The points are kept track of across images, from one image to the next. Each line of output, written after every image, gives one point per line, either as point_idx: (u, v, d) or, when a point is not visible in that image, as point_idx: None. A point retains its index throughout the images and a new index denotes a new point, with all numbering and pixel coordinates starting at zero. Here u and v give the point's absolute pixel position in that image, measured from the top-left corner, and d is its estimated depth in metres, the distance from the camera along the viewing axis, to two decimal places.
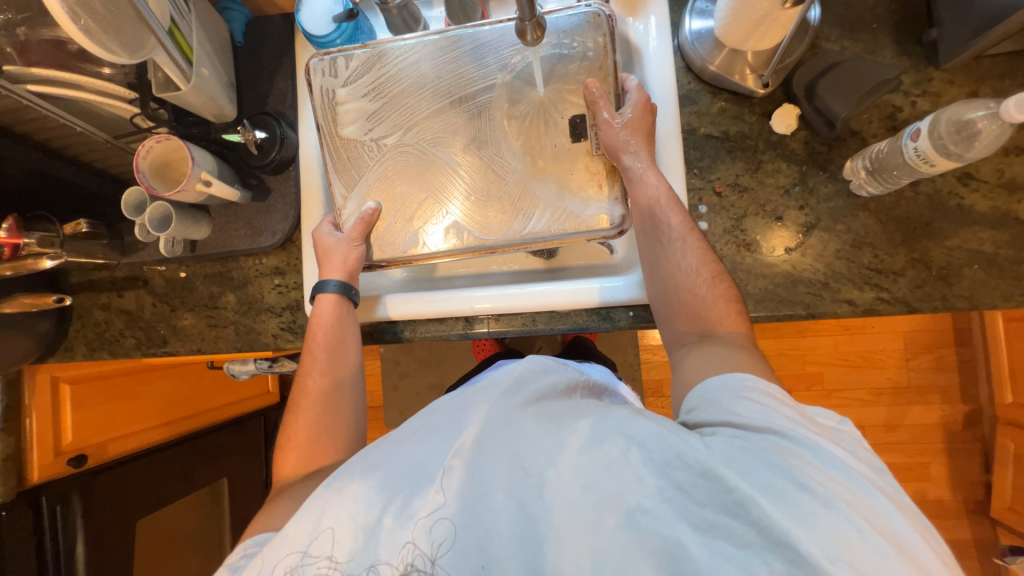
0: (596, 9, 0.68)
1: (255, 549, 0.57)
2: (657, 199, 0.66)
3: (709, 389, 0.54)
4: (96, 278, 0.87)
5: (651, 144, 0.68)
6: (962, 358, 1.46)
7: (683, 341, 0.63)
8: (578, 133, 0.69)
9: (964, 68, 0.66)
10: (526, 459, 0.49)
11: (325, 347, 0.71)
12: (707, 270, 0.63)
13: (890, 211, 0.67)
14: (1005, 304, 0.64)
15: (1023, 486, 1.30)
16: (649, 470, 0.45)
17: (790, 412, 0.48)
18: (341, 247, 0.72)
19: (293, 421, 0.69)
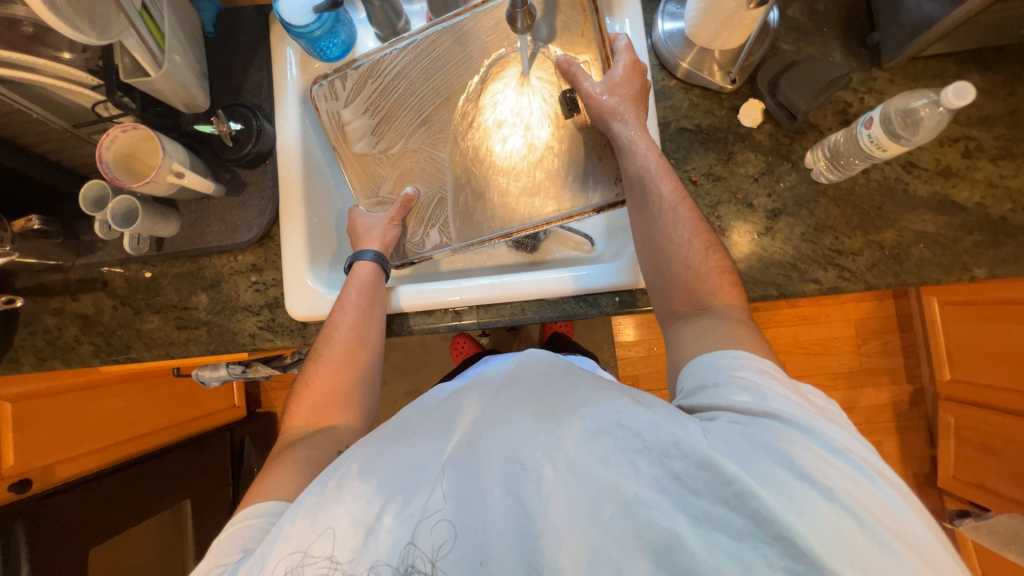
0: (576, 6, 0.71)
1: (260, 516, 0.56)
2: (646, 167, 0.65)
3: (704, 371, 0.54)
4: (47, 280, 0.80)
5: (639, 109, 0.67)
6: (906, 341, 1.59)
7: (676, 314, 0.63)
8: (571, 107, 0.71)
9: (903, 69, 0.74)
10: (523, 453, 0.48)
11: (356, 306, 0.70)
12: (701, 239, 0.63)
13: (845, 196, 0.73)
14: (947, 278, 0.71)
15: (964, 456, 1.42)
16: (637, 463, 0.46)
17: (786, 393, 0.49)
18: (380, 225, 0.74)
19: (314, 368, 0.68)
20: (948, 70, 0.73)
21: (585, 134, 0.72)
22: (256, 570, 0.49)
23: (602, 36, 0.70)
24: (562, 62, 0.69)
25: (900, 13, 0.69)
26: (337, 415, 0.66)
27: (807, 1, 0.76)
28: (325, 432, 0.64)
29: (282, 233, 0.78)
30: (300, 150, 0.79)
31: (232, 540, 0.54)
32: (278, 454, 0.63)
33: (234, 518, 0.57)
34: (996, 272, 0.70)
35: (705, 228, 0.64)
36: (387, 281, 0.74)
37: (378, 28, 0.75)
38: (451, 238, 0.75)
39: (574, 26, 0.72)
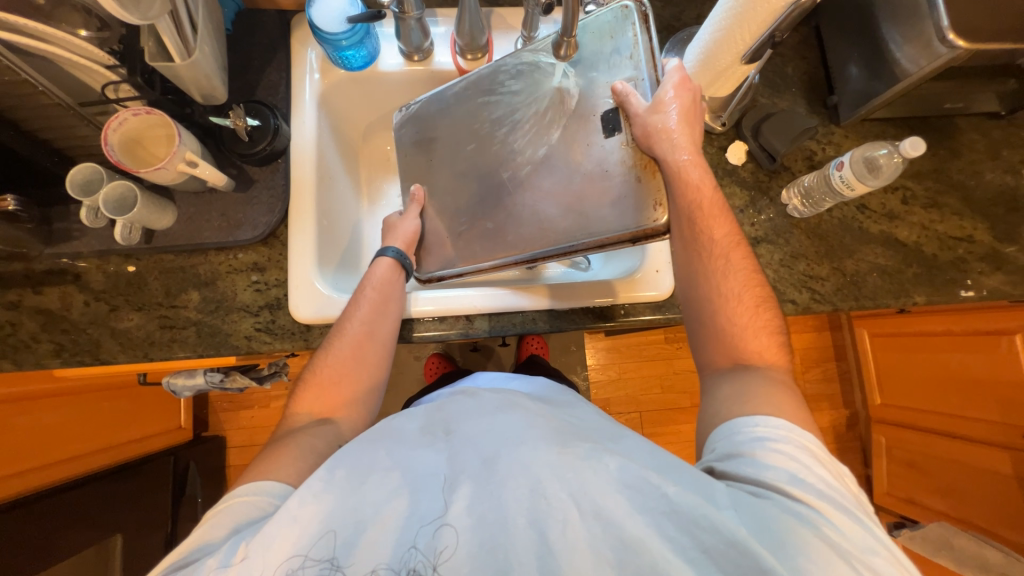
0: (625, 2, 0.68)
1: (263, 500, 0.55)
2: (699, 205, 0.66)
3: (740, 437, 0.57)
4: (5, 270, 0.72)
5: (688, 126, 0.65)
6: (841, 369, 1.77)
7: (715, 366, 0.68)
8: (612, 127, 0.67)
9: (854, 127, 0.88)
10: (548, 488, 0.51)
11: (371, 302, 0.72)
12: (751, 297, 0.67)
13: (814, 229, 0.84)
14: (895, 303, 0.83)
15: (895, 473, 1.58)
16: (661, 532, 0.49)
17: (824, 476, 0.52)
18: (404, 221, 0.80)
19: (321, 359, 0.69)
20: (887, 131, 0.88)
21: (625, 155, 0.67)
22: (255, 558, 0.48)
23: (651, 58, 0.67)
24: (616, 85, 0.67)
25: (852, 82, 0.83)
26: (341, 408, 0.67)
27: (778, 65, 0.89)
28: (330, 424, 0.66)
29: (290, 233, 0.76)
30: (314, 152, 0.79)
31: (229, 515, 0.54)
32: (278, 439, 0.64)
33: (230, 494, 0.56)
34: (931, 300, 0.83)
35: (756, 283, 0.68)
36: (404, 284, 0.78)
37: (407, 43, 0.78)
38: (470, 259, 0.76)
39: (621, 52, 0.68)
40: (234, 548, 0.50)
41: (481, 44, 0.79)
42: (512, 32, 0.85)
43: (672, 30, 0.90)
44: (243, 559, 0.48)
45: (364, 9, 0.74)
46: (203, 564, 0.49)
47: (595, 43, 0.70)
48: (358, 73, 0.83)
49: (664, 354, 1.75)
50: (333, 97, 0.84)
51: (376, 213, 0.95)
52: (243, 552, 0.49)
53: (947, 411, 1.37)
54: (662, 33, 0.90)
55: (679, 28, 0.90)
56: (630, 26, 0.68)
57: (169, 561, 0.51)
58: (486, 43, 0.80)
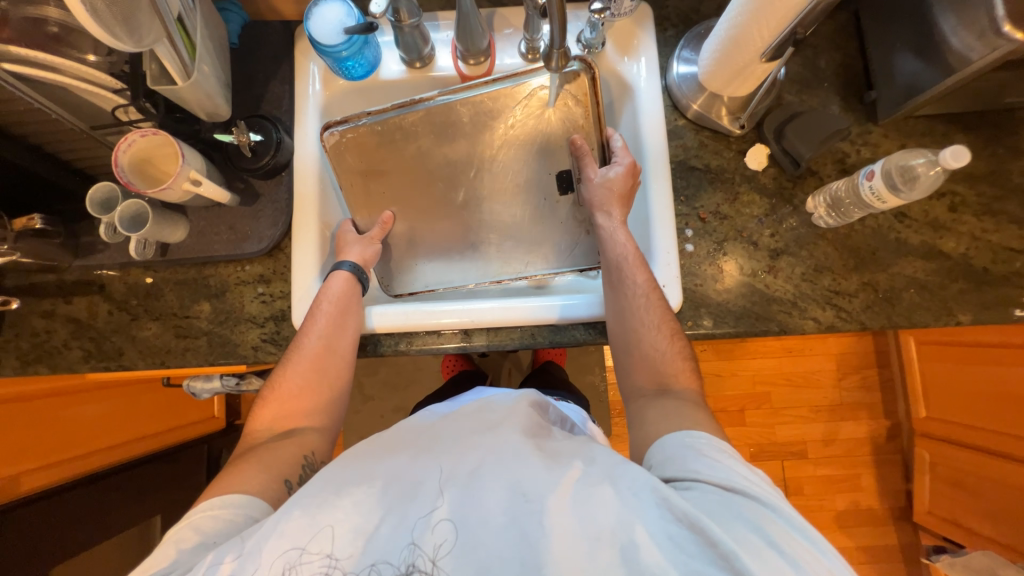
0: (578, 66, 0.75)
1: (227, 510, 0.56)
2: (624, 256, 0.72)
3: (671, 447, 0.57)
4: (40, 280, 0.77)
5: (627, 204, 0.75)
6: (883, 377, 1.65)
7: (640, 393, 0.67)
8: (566, 186, 0.81)
9: (896, 125, 0.79)
10: (526, 485, 0.51)
11: (329, 315, 0.71)
12: (666, 328, 0.68)
13: (843, 241, 0.77)
14: (936, 322, 0.75)
15: (939, 491, 1.46)
16: (643, 518, 0.47)
17: (744, 471, 0.53)
18: (359, 240, 0.78)
19: (283, 372, 0.69)
20: (936, 129, 0.78)
21: (575, 211, 0.82)
22: (243, 564, 0.49)
23: (597, 122, 0.78)
24: (573, 139, 0.78)
25: (896, 75, 0.75)
26: (304, 418, 0.68)
27: (809, 57, 0.81)
28: (292, 436, 0.66)
29: (293, 247, 0.78)
30: (317, 168, 0.79)
31: (194, 529, 0.54)
32: (239, 456, 0.65)
33: (194, 509, 0.56)
34: (979, 318, 0.75)
35: (670, 319, 0.69)
36: (362, 294, 0.76)
37: (406, 50, 0.77)
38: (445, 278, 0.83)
39: (575, 116, 0.79)
40: (214, 564, 0.49)
41: (481, 48, 0.76)
42: (515, 34, 0.81)
43: (691, 24, 0.84)
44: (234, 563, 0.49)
45: (361, 18, 0.72)
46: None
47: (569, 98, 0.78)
48: (360, 82, 0.82)
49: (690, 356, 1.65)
50: (336, 107, 0.83)
51: None
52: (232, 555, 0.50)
53: (1001, 429, 1.26)
54: (679, 27, 0.84)
55: (699, 21, 0.83)
56: (581, 98, 0.78)
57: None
58: (487, 45, 0.76)
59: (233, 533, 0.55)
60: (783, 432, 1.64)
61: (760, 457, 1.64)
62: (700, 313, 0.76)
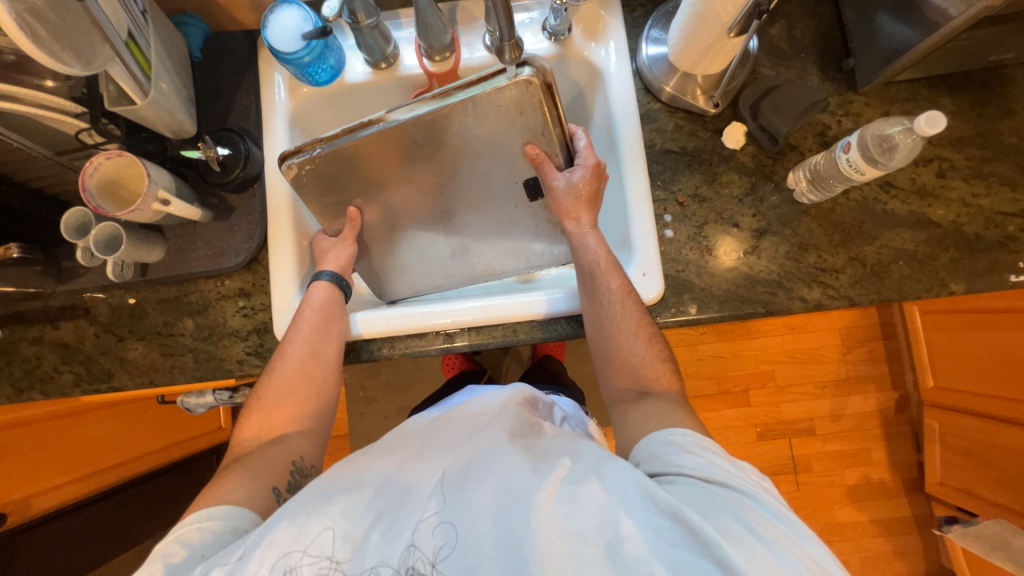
0: (531, 74, 0.61)
1: (216, 520, 0.56)
2: (596, 262, 0.69)
3: (654, 445, 0.56)
4: (26, 308, 0.78)
5: (595, 207, 0.72)
6: (889, 348, 1.62)
7: (624, 398, 0.66)
8: (535, 193, 0.74)
9: (878, 92, 0.76)
10: (514, 486, 0.48)
11: (310, 323, 0.71)
12: (643, 332, 0.67)
13: (827, 216, 0.75)
14: (927, 294, 0.73)
15: (951, 461, 1.44)
16: (627, 511, 0.46)
17: (727, 463, 0.52)
18: (336, 246, 0.76)
19: (267, 382, 0.69)
20: (921, 93, 0.76)
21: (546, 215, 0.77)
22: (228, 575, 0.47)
23: (562, 127, 0.67)
24: (528, 148, 0.68)
25: (875, 40, 0.72)
26: (289, 424, 0.68)
27: (785, 27, 0.79)
28: (280, 443, 0.66)
29: (270, 258, 0.77)
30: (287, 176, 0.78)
31: (182, 543, 0.53)
32: (227, 465, 0.65)
33: (180, 523, 0.56)
34: (973, 286, 0.72)
35: (647, 323, 0.68)
36: (344, 303, 0.76)
37: (368, 52, 0.75)
38: (422, 284, 0.84)
39: (533, 125, 0.67)
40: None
41: (446, 43, 0.73)
42: (480, 25, 0.80)
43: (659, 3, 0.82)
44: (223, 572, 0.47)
45: (319, 22, 0.71)
46: None
47: (518, 110, 0.65)
48: (326, 88, 0.81)
49: (691, 340, 1.63)
50: (304, 115, 0.83)
51: None
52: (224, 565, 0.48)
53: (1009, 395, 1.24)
54: (647, 6, 0.82)
55: None
56: (538, 105, 0.64)
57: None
58: (451, 40, 0.74)
59: (219, 544, 0.54)
60: (789, 410, 1.62)
61: (768, 436, 1.62)
62: (684, 300, 0.75)
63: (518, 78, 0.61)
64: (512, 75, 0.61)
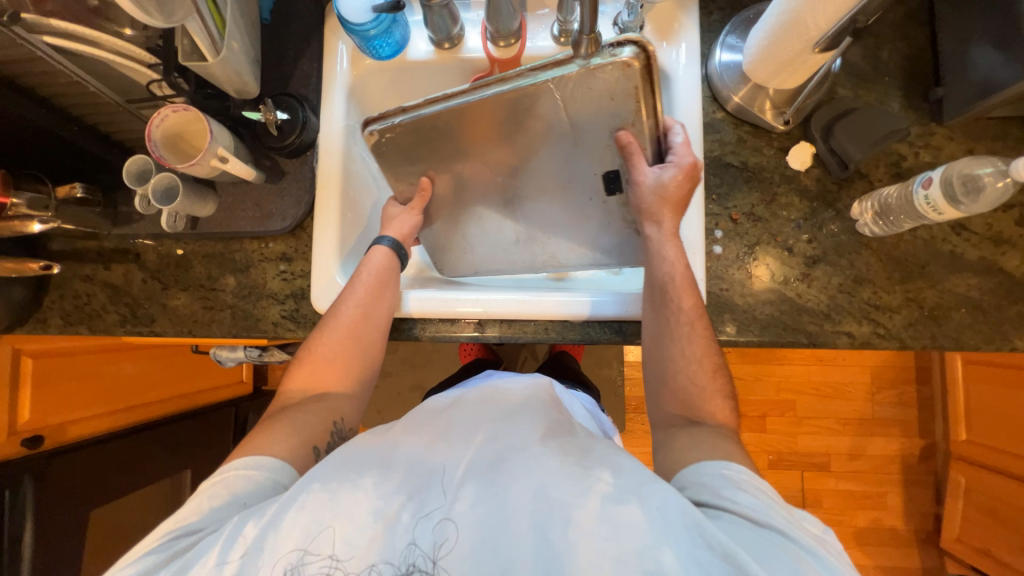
0: (631, 57, 0.57)
1: (255, 471, 0.57)
2: (671, 277, 0.66)
3: (707, 474, 0.52)
4: (82, 246, 0.82)
5: (679, 212, 0.68)
6: (923, 395, 1.55)
7: (670, 423, 0.64)
8: (614, 186, 0.71)
9: (964, 127, 0.72)
10: (552, 493, 0.47)
11: (368, 286, 0.72)
12: (708, 363, 0.64)
13: (890, 251, 0.71)
14: (987, 346, 0.69)
15: (974, 519, 1.37)
16: (672, 543, 0.43)
17: (786, 512, 0.49)
18: (404, 215, 0.76)
19: (319, 337, 0.70)
20: (1011, 133, 0.71)
21: (625, 212, 0.73)
22: (263, 533, 0.48)
23: (655, 115, 0.63)
24: (619, 134, 0.65)
25: (970, 71, 0.67)
26: (335, 383, 0.69)
27: (871, 47, 0.74)
28: (323, 400, 0.67)
29: (315, 226, 0.78)
30: (341, 146, 0.79)
31: (225, 487, 0.55)
32: (272, 414, 0.66)
33: (224, 466, 0.58)
34: None
35: (714, 351, 0.65)
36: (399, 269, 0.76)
37: (433, 30, 0.74)
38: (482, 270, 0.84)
39: (623, 112, 0.63)
40: (238, 527, 0.49)
41: (513, 29, 0.72)
42: (549, 14, 0.78)
43: (738, 8, 0.78)
44: (257, 533, 0.48)
45: None
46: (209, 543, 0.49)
47: (603, 95, 0.62)
48: (387, 63, 0.80)
49: None
50: (363, 87, 0.83)
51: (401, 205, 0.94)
52: (254, 526, 0.48)
53: None
54: (726, 10, 0.78)
55: (747, 4, 0.77)
56: (632, 91, 0.61)
57: (166, 528, 0.52)
58: (519, 26, 0.73)
59: (258, 494, 0.56)
60: (806, 443, 1.58)
61: (780, 465, 1.58)
62: (723, 319, 0.73)
63: (616, 58, 0.57)
64: (612, 54, 0.57)
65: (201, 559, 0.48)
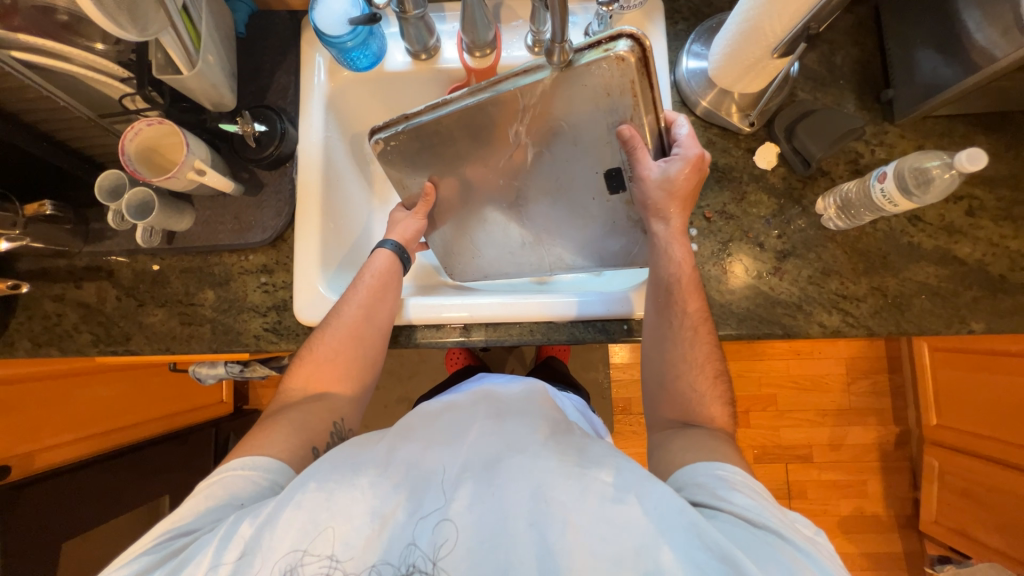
0: (624, 50, 0.59)
1: (256, 472, 0.57)
2: (676, 278, 0.67)
3: (702, 474, 0.53)
4: (51, 265, 0.79)
5: (686, 208, 0.68)
6: (895, 383, 1.61)
7: (668, 426, 0.65)
8: (617, 184, 0.71)
9: (913, 125, 0.76)
10: (551, 493, 0.47)
11: (369, 287, 0.73)
12: (709, 368, 0.65)
13: (853, 244, 0.75)
14: (947, 330, 0.73)
15: (949, 500, 1.43)
16: (670, 542, 0.43)
17: (782, 515, 0.49)
18: (409, 219, 0.78)
19: (320, 336, 0.70)
20: (956, 129, 0.76)
21: (630, 211, 0.74)
22: (260, 534, 0.47)
23: (657, 110, 0.65)
24: (624, 130, 0.65)
25: (916, 73, 0.72)
26: (336, 383, 0.68)
27: (825, 53, 0.79)
28: (322, 400, 0.67)
29: (295, 237, 0.78)
30: (321, 156, 0.79)
31: (224, 486, 0.55)
32: (271, 414, 0.65)
33: (223, 466, 0.58)
34: (992, 326, 0.72)
35: (717, 356, 0.66)
36: (402, 273, 0.77)
37: (409, 42, 0.76)
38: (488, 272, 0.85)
39: (621, 107, 0.64)
40: (234, 525, 0.48)
41: (488, 40, 0.74)
42: (522, 26, 0.81)
43: (702, 18, 0.82)
44: (255, 533, 0.48)
45: (366, 9, 0.71)
46: (207, 541, 0.48)
47: (591, 91, 0.63)
48: (366, 74, 0.81)
49: None
50: (341, 98, 0.83)
51: (388, 212, 0.94)
52: (251, 525, 0.48)
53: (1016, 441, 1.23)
54: (690, 20, 0.82)
55: (710, 15, 0.81)
56: (628, 86, 0.62)
57: (162, 527, 0.52)
58: (494, 37, 0.75)
59: (257, 496, 0.56)
60: (789, 435, 1.62)
61: (765, 459, 1.61)
62: None
63: (610, 52, 0.59)
64: (605, 49, 0.59)
65: (196, 558, 0.48)
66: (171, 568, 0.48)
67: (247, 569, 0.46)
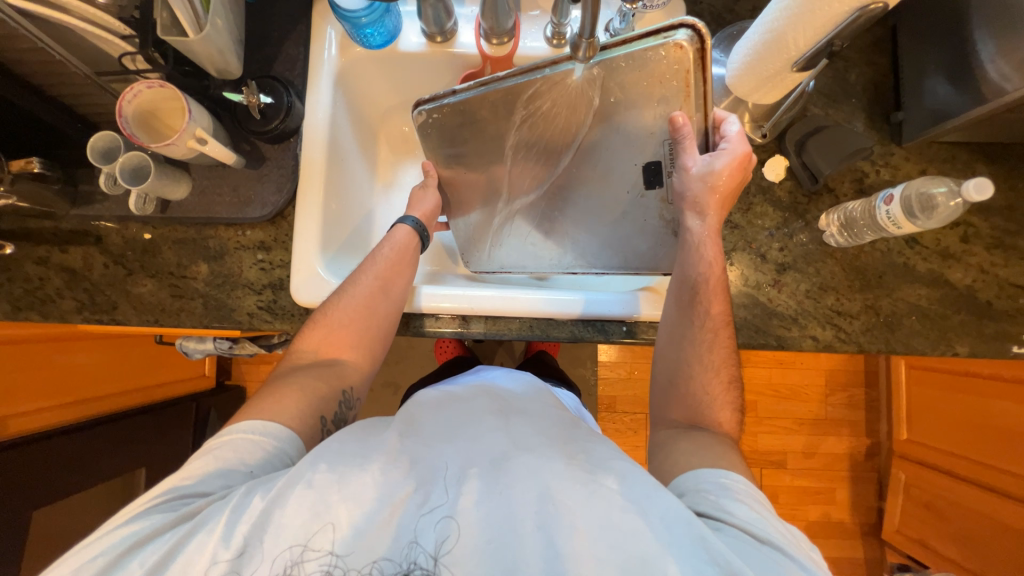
0: (684, 40, 0.61)
1: (267, 439, 0.56)
2: (706, 278, 0.66)
3: (706, 482, 0.54)
4: (35, 226, 0.76)
5: (725, 206, 0.67)
6: (870, 397, 1.66)
7: (673, 424, 0.66)
8: (653, 179, 0.70)
9: (919, 149, 0.78)
10: (558, 496, 0.47)
11: (387, 260, 0.72)
12: (724, 373, 0.66)
13: (851, 261, 0.76)
14: (932, 352, 0.75)
15: (911, 511, 1.49)
16: (674, 553, 0.44)
17: (783, 529, 0.50)
18: (428, 197, 0.80)
19: (336, 302, 0.69)
20: (958, 156, 0.77)
21: (663, 209, 0.72)
22: (264, 518, 0.47)
23: (705, 106, 0.65)
24: (676, 116, 0.64)
25: (926, 97, 0.73)
26: (347, 350, 0.67)
27: (840, 69, 0.79)
28: (331, 366, 0.66)
29: (296, 214, 0.75)
30: (325, 134, 0.77)
31: (233, 448, 0.54)
32: (279, 376, 0.65)
33: (230, 427, 0.57)
34: (976, 351, 0.75)
35: (732, 361, 0.67)
36: (419, 249, 0.77)
37: (426, 23, 0.73)
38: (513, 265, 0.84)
39: (665, 102, 0.65)
40: (246, 497, 0.48)
41: (507, 28, 0.72)
42: (542, 16, 0.79)
43: (722, 24, 0.82)
44: (259, 515, 0.47)
45: None
46: (219, 511, 0.48)
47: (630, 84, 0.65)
48: (378, 52, 0.79)
49: None
50: (351, 74, 0.81)
51: (387, 195, 0.93)
52: (263, 497, 0.48)
53: (978, 458, 1.28)
54: (710, 25, 0.82)
55: (730, 22, 0.81)
56: (682, 75, 0.63)
57: (167, 486, 0.51)
58: (513, 25, 0.73)
59: (267, 464, 0.55)
60: (766, 441, 1.66)
61: None
62: None
63: (669, 40, 0.61)
64: (664, 36, 0.61)
65: (208, 525, 0.47)
66: (179, 534, 0.47)
67: (251, 555, 0.46)
